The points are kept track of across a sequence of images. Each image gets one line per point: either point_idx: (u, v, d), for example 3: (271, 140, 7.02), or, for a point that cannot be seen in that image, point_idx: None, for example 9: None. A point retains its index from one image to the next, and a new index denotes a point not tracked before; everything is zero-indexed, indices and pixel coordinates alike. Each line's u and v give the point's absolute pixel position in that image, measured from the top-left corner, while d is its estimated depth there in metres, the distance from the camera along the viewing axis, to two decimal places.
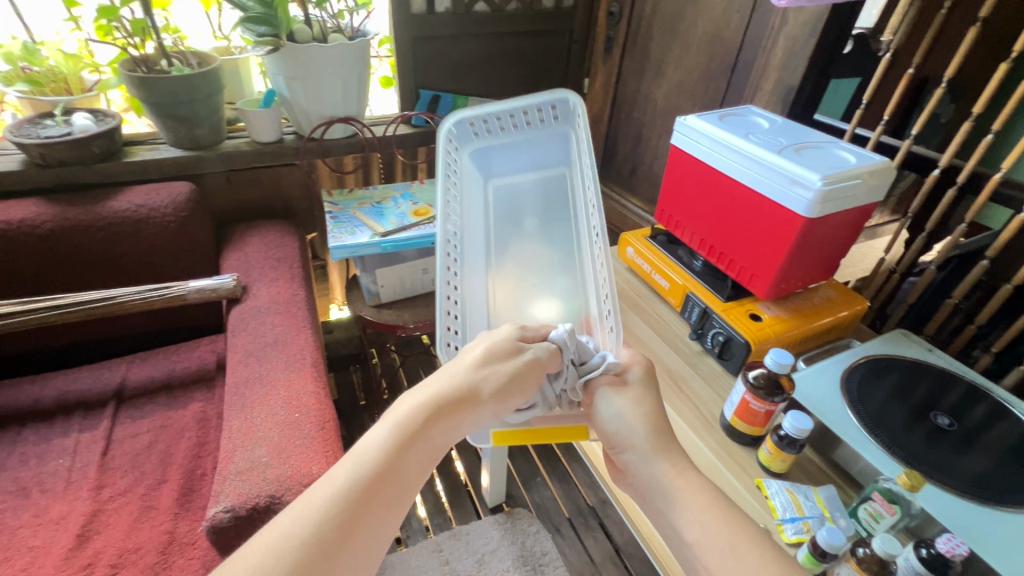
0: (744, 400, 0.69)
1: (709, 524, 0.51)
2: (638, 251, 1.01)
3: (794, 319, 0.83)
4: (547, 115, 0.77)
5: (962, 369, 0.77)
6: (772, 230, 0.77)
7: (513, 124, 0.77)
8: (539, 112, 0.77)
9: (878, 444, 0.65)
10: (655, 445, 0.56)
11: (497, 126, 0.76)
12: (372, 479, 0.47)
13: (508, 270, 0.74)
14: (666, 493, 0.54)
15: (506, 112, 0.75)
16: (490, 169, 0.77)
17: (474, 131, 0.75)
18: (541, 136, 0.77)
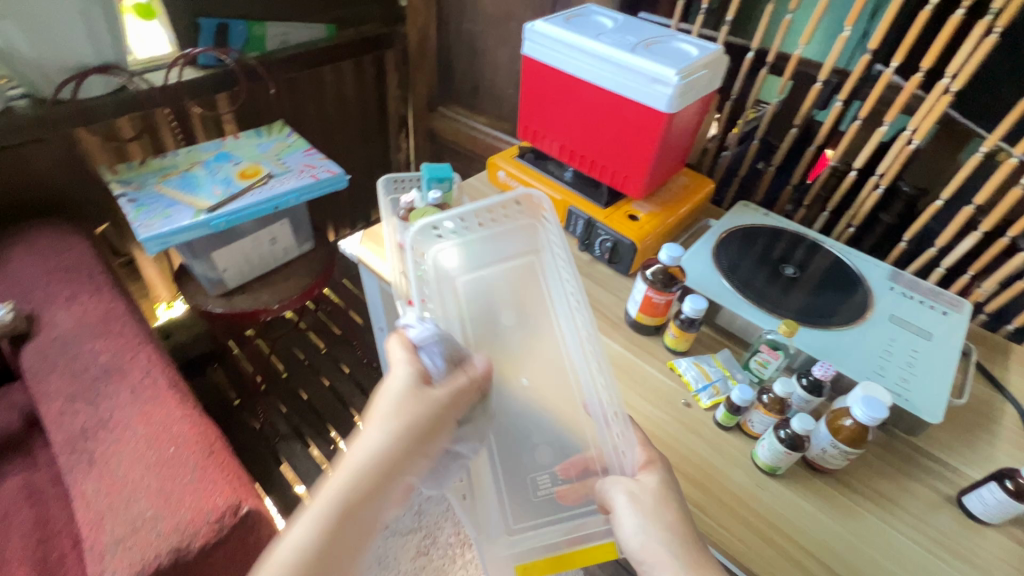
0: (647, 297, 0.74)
1: None
2: (511, 173, 0.98)
3: (665, 212, 0.89)
4: (507, 211, 0.77)
5: (786, 224, 0.92)
6: (638, 131, 0.80)
7: (483, 222, 0.76)
8: (497, 211, 0.77)
9: (753, 303, 0.75)
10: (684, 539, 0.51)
11: (463, 223, 0.76)
12: (340, 513, 0.49)
13: (529, 368, 0.71)
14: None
15: (470, 213, 0.75)
16: (462, 268, 0.74)
17: (439, 233, 0.75)
18: (501, 234, 0.77)
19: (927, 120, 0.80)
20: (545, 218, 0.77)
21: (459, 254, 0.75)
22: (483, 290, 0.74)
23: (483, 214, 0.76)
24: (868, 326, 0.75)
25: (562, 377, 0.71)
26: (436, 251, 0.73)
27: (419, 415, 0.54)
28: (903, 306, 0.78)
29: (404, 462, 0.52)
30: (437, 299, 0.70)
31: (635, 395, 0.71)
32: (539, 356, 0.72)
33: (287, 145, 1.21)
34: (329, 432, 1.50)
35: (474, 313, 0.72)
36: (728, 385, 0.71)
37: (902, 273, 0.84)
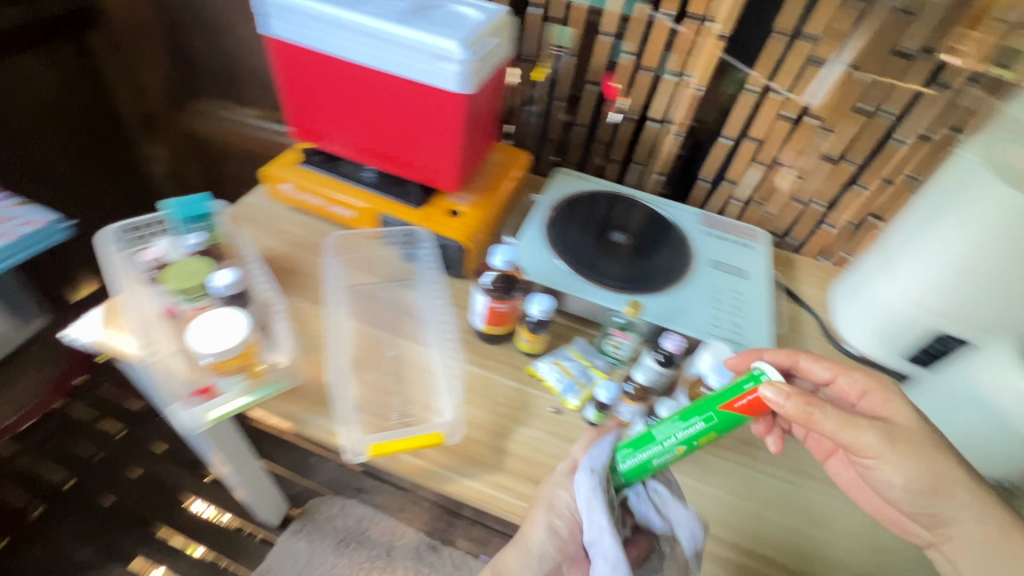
0: (790, 363, 0.58)
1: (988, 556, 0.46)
2: (298, 185, 0.79)
3: (488, 200, 0.80)
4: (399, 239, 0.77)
5: (607, 186, 0.90)
6: (436, 118, 0.68)
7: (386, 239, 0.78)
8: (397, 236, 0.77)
9: (596, 283, 0.72)
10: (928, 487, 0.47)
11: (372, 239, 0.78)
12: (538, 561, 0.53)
13: (398, 352, 0.68)
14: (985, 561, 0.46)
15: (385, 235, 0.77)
16: (350, 277, 0.76)
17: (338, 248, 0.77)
18: (402, 258, 0.78)
19: (704, 66, 0.83)
20: (383, 233, 0.77)
21: (355, 264, 0.77)
22: (367, 294, 0.75)
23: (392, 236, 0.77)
24: (695, 278, 0.76)
25: (423, 366, 0.67)
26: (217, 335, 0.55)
27: (565, 498, 0.53)
28: (718, 249, 0.82)
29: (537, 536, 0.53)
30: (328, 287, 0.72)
31: (502, 421, 0.63)
32: (408, 340, 0.70)
33: None
34: (160, 533, 1.20)
35: (357, 310, 0.72)
36: (590, 376, 0.68)
37: (710, 216, 0.88)
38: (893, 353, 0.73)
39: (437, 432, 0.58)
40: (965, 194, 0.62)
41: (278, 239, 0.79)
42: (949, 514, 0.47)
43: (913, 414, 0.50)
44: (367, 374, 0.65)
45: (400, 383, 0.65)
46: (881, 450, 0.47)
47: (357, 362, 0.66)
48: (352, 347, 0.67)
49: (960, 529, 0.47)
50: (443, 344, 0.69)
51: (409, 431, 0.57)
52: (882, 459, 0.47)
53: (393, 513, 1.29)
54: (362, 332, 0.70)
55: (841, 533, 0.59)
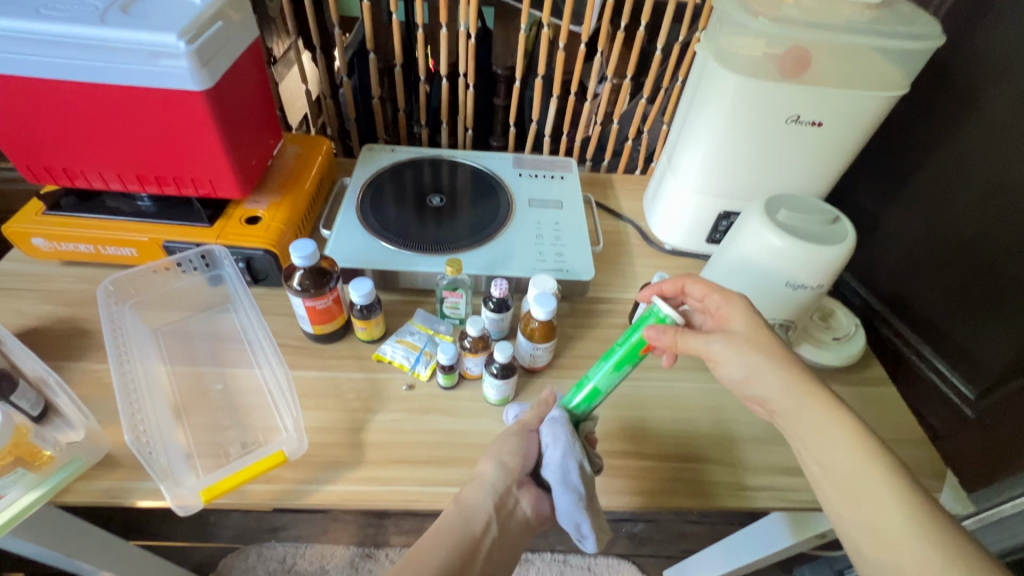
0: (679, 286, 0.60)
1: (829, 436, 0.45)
2: (53, 236, 0.68)
3: (288, 196, 0.75)
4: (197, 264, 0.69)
5: (417, 152, 0.89)
6: (184, 123, 0.61)
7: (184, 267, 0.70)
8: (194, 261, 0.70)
9: (420, 252, 0.72)
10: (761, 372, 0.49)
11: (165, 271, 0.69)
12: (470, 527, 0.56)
13: (226, 383, 0.63)
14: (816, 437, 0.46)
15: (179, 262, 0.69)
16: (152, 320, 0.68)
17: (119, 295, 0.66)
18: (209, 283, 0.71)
19: (471, 12, 0.83)
20: (176, 261, 0.68)
21: (155, 303, 0.69)
22: (178, 333, 0.68)
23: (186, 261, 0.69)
24: (517, 220, 0.79)
25: (258, 390, 0.62)
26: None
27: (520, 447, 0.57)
28: (535, 186, 0.85)
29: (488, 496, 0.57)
30: (123, 334, 0.63)
31: (355, 416, 0.61)
32: (235, 366, 0.64)
33: None
34: None
35: (170, 352, 0.65)
36: (436, 343, 0.68)
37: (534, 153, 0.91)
38: (696, 239, 0.82)
39: (277, 451, 0.54)
40: (707, 88, 0.68)
41: (51, 303, 0.67)
42: (772, 391, 0.48)
43: (745, 319, 0.52)
44: (196, 416, 0.59)
45: (235, 413, 0.60)
46: (720, 352, 0.51)
47: (183, 407, 0.60)
48: (173, 393, 0.61)
49: (785, 404, 0.48)
50: (270, 360, 0.64)
51: (247, 461, 0.53)
52: (722, 361, 0.51)
53: (317, 539, 1.23)
54: (180, 375, 0.63)
55: (704, 422, 0.65)
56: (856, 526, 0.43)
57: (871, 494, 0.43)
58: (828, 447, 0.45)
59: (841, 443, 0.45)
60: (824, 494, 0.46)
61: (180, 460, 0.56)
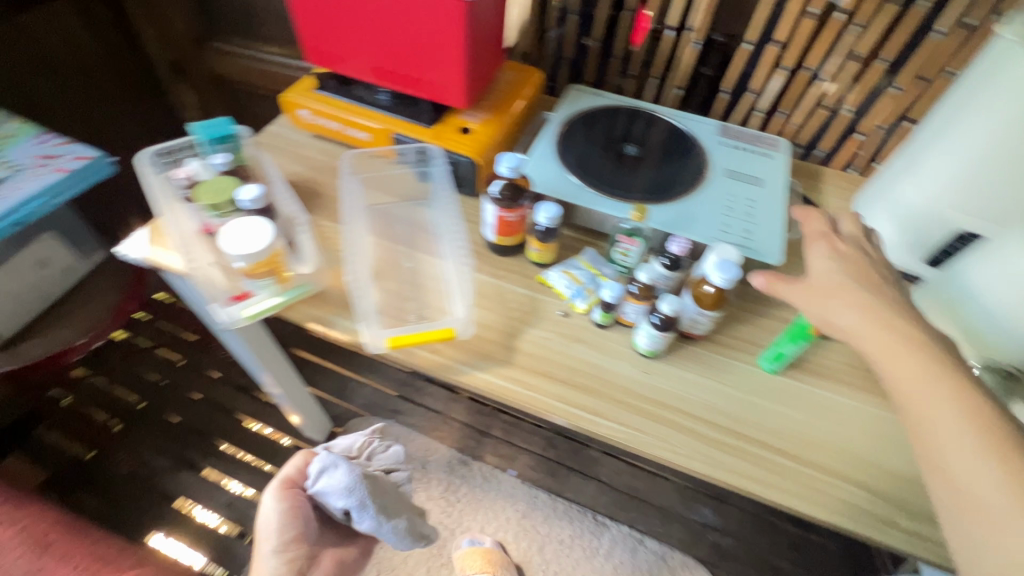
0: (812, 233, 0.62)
1: (954, 425, 0.45)
2: (317, 110, 0.82)
3: (499, 117, 0.81)
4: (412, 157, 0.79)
5: (621, 101, 0.89)
6: (439, 30, 0.68)
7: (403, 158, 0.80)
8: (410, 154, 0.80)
9: (605, 193, 0.72)
10: (869, 324, 0.53)
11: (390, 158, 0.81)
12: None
13: (413, 265, 0.72)
14: (930, 422, 0.46)
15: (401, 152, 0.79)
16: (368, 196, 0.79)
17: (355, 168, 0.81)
18: (417, 177, 0.80)
19: None
20: (397, 148, 0.78)
21: (373, 184, 0.81)
22: (385, 213, 0.78)
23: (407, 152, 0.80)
24: (708, 188, 0.76)
25: (438, 279, 0.71)
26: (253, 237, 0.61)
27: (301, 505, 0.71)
28: (736, 158, 0.81)
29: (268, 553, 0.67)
30: (348, 199, 0.77)
31: (512, 322, 0.67)
32: (423, 252, 0.73)
33: (5, 137, 0.91)
34: (222, 446, 1.35)
35: (376, 227, 0.76)
36: (598, 283, 0.70)
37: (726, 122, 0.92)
38: (914, 257, 0.71)
39: (449, 328, 0.63)
40: (999, 80, 0.58)
41: (301, 164, 0.82)
42: (884, 357, 0.51)
43: (836, 271, 0.57)
44: (386, 283, 0.70)
45: (416, 290, 0.69)
46: (821, 286, 0.57)
47: (379, 273, 0.70)
48: (373, 260, 0.72)
49: (896, 366, 0.50)
50: (457, 258, 0.72)
51: (424, 327, 0.63)
52: (828, 293, 0.56)
53: (426, 433, 1.38)
54: (381, 247, 0.74)
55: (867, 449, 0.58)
56: (955, 508, 0.43)
57: (997, 501, 0.41)
58: (953, 446, 0.45)
59: (980, 451, 0.43)
60: (937, 489, 0.45)
61: (371, 313, 0.66)
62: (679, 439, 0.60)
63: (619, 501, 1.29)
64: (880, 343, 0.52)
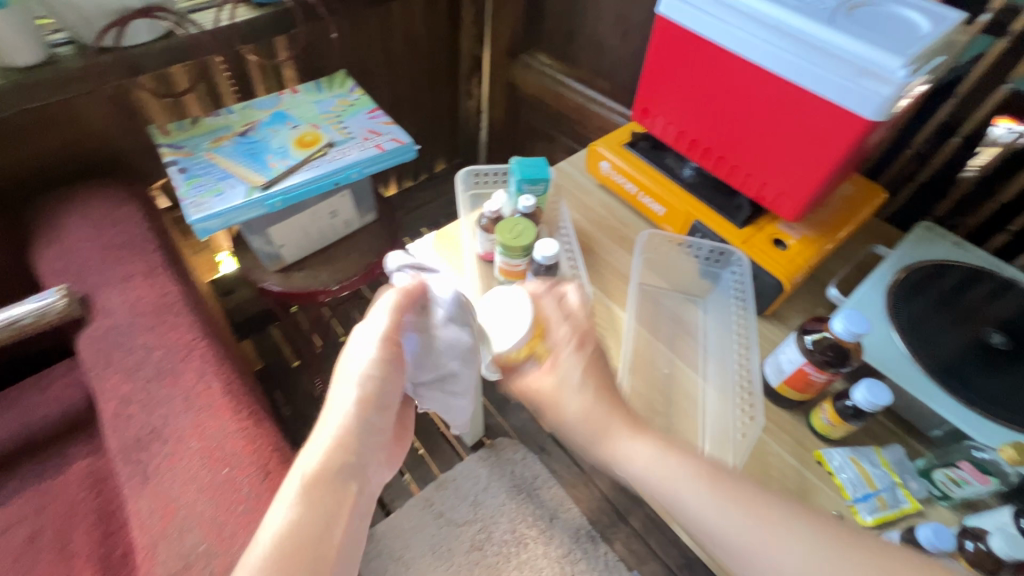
0: None
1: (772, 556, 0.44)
2: (617, 166, 0.78)
3: (825, 239, 0.68)
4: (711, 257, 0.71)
5: (993, 263, 0.68)
6: (814, 138, 0.58)
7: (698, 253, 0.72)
8: (706, 252, 0.71)
9: (949, 391, 0.55)
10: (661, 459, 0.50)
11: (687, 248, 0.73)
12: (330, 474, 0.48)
13: (672, 379, 0.64)
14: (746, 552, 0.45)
15: (699, 247, 0.71)
16: (644, 279, 0.72)
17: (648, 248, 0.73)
18: (705, 277, 0.72)
19: None
20: (688, 241, 0.71)
21: (652, 265, 0.73)
22: (654, 303, 0.71)
23: (707, 250, 0.71)
24: None
25: (697, 409, 0.62)
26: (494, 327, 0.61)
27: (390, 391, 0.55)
28: None
29: (364, 414, 0.52)
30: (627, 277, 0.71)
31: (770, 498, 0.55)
32: (686, 364, 0.65)
33: (350, 103, 1.06)
34: None
35: (642, 318, 0.69)
36: (897, 497, 0.55)
37: None
38: None
39: None
40: None
41: (583, 215, 0.79)
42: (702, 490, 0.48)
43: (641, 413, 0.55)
44: (640, 387, 0.63)
45: (669, 406, 0.61)
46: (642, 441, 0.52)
47: (635, 373, 0.63)
48: (631, 354, 0.65)
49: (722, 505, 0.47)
50: (728, 394, 0.62)
51: None
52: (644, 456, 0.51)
53: (564, 486, 1.31)
54: (644, 344, 0.66)
55: None
56: None
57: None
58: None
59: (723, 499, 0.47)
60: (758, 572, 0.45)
61: None
62: None
63: None
64: (670, 478, 0.49)
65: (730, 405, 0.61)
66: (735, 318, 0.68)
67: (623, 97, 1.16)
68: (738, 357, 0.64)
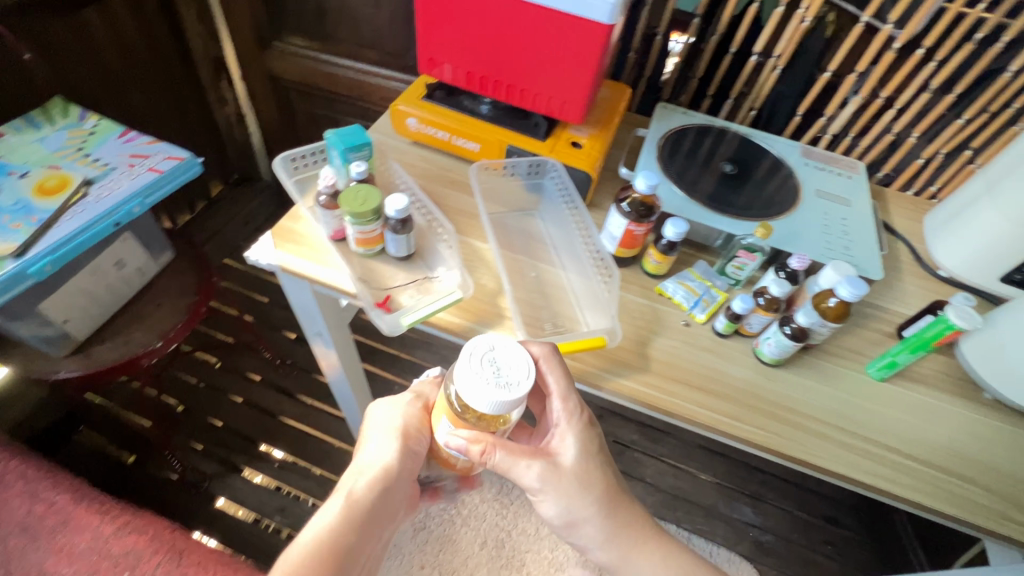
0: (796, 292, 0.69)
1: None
2: (425, 119, 0.83)
3: (605, 131, 0.84)
4: (531, 171, 0.82)
5: (707, 120, 0.93)
6: (573, 50, 0.71)
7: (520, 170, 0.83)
8: (524, 167, 0.82)
9: (717, 211, 0.76)
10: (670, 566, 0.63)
11: (512, 170, 0.83)
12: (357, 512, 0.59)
13: (541, 276, 0.74)
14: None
15: (518, 164, 0.82)
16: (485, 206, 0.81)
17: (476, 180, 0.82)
18: (532, 189, 0.84)
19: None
20: (508, 162, 0.81)
21: (487, 194, 0.83)
22: (502, 223, 0.80)
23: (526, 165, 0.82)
24: (804, 208, 0.81)
25: (567, 291, 0.73)
26: (483, 392, 0.49)
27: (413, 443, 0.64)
28: (821, 179, 0.87)
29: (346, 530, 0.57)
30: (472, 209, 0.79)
31: (641, 331, 0.70)
32: (545, 263, 0.76)
33: (89, 133, 0.89)
34: (267, 451, 1.33)
35: (497, 238, 0.78)
36: (714, 295, 0.74)
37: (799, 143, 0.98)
38: (990, 277, 0.79)
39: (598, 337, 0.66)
40: None
41: (409, 171, 0.83)
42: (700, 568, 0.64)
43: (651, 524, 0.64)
44: (519, 294, 0.72)
45: (547, 299, 0.72)
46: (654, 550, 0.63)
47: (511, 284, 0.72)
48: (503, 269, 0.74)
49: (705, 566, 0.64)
50: (585, 269, 0.75)
51: (572, 337, 0.66)
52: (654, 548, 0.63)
53: None
54: (509, 257, 0.76)
55: (975, 452, 0.65)
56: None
57: None
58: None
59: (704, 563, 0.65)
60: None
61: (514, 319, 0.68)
62: (810, 442, 0.64)
63: (665, 500, 1.35)
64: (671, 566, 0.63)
65: (589, 279, 0.74)
66: (567, 212, 0.81)
67: (392, 64, 1.20)
68: (582, 240, 0.78)
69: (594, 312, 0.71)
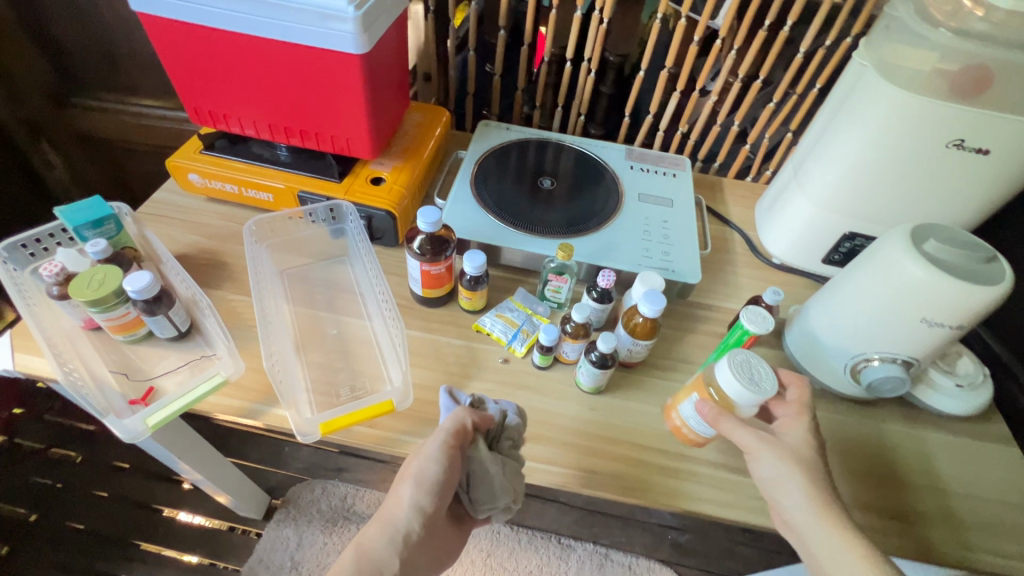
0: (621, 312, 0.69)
1: None
2: (207, 173, 0.74)
3: (411, 161, 0.78)
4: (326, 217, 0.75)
5: (529, 133, 0.89)
6: (337, 84, 0.65)
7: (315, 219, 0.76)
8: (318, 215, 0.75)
9: (531, 233, 0.72)
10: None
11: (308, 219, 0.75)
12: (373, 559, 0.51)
13: (341, 334, 0.67)
14: None
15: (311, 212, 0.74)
16: (278, 265, 0.74)
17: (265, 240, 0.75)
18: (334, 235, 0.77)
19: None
20: (305, 211, 0.74)
21: (280, 250, 0.76)
22: (301, 278, 0.74)
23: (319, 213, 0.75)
24: (625, 214, 0.78)
25: (369, 347, 0.67)
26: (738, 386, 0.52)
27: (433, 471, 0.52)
28: (645, 180, 0.84)
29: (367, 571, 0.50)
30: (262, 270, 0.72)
31: (453, 378, 0.64)
32: (349, 316, 0.69)
33: None
34: (141, 546, 1.21)
35: (292, 297, 0.71)
36: (534, 323, 0.69)
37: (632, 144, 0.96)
38: (812, 259, 0.78)
39: (387, 401, 0.58)
40: (859, 97, 0.65)
41: (195, 233, 0.75)
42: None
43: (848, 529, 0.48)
44: (314, 358, 0.65)
45: (347, 358, 0.65)
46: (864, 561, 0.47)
47: (304, 349, 0.65)
48: (296, 334, 0.67)
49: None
50: (384, 320, 0.69)
51: (357, 404, 0.58)
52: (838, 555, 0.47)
53: (374, 486, 1.33)
54: (305, 318, 0.68)
55: None
56: None
57: None
58: None
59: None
60: None
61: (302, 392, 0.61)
62: (632, 473, 0.59)
63: (580, 516, 1.31)
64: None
65: (390, 330, 0.68)
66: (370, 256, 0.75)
67: None
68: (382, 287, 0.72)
69: (397, 368, 0.64)
